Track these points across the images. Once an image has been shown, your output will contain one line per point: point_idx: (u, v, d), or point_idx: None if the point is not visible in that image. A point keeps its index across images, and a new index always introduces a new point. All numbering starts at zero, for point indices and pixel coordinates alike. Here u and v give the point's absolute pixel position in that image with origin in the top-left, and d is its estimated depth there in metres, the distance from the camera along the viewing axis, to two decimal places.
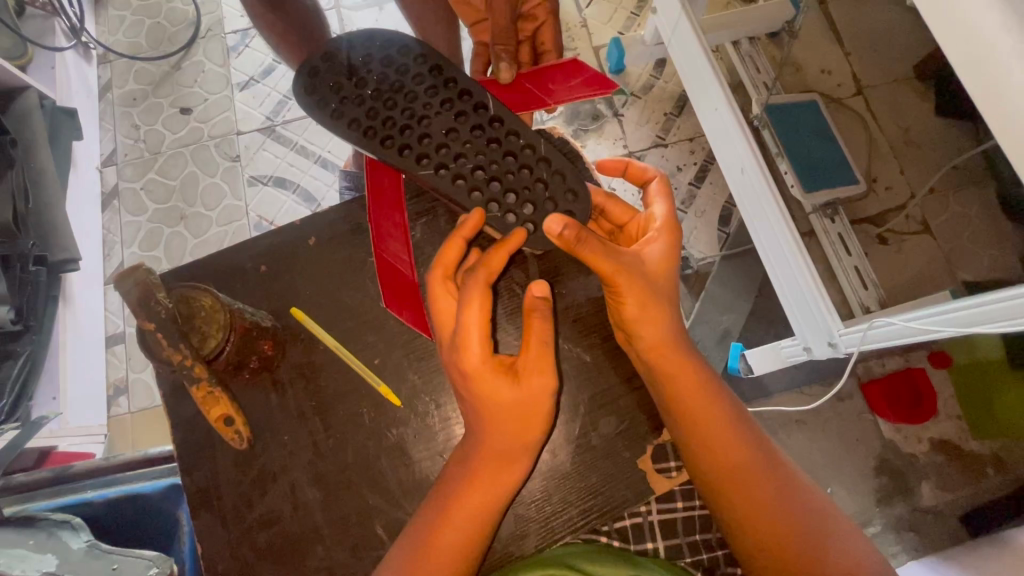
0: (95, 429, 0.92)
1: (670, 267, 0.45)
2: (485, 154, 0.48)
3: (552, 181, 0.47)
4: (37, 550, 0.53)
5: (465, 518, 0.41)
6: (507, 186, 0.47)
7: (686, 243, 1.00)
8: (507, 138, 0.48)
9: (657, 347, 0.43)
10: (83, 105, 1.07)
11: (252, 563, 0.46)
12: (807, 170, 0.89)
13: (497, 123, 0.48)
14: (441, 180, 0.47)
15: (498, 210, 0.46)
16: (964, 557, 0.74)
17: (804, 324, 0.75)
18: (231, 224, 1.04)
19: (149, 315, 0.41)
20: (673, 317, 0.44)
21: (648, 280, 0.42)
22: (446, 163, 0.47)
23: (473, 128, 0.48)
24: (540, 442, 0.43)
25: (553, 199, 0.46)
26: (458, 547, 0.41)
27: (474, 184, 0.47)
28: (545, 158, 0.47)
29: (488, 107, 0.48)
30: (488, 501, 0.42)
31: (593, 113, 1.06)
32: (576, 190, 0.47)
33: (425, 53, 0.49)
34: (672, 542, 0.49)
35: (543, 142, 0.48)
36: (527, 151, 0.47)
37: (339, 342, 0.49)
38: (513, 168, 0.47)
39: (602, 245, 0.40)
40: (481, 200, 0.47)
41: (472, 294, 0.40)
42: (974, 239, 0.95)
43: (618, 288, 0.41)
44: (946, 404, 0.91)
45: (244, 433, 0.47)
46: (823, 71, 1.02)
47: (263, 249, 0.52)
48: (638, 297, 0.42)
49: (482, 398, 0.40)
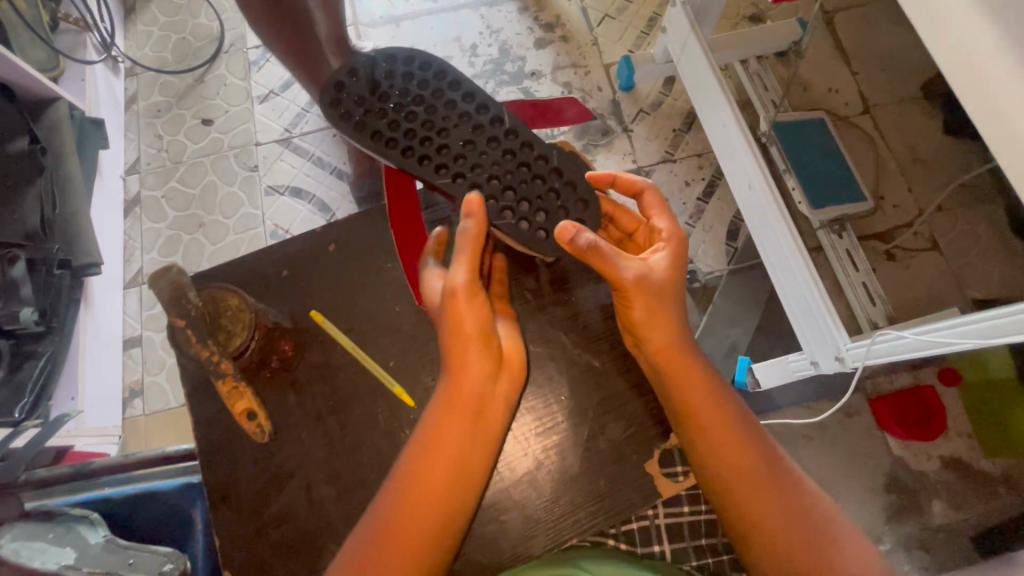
0: (110, 430, 0.95)
1: (679, 275, 0.46)
2: (501, 164, 0.49)
3: (564, 191, 0.49)
4: (56, 543, 0.55)
5: (457, 414, 0.42)
6: (520, 195, 0.49)
7: (693, 257, 1.01)
8: (522, 150, 0.49)
9: (666, 350, 0.44)
10: (110, 115, 1.11)
11: (266, 560, 0.47)
12: (814, 186, 0.90)
13: (512, 136, 0.50)
14: (458, 189, 0.49)
15: (511, 218, 0.48)
16: None
17: (811, 337, 0.76)
18: (248, 232, 1.07)
19: (179, 313, 0.43)
20: (681, 321, 0.45)
21: (658, 287, 0.44)
22: (462, 173, 0.49)
23: (490, 140, 0.49)
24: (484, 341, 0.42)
25: (565, 208, 0.48)
26: (447, 449, 0.41)
27: (490, 194, 0.49)
28: (558, 170, 0.49)
29: (505, 120, 0.50)
30: (468, 412, 0.42)
31: (603, 129, 1.08)
32: (587, 201, 0.48)
33: (444, 68, 0.50)
34: (679, 546, 0.49)
35: (557, 153, 0.50)
36: (540, 162, 0.49)
37: (356, 344, 0.51)
38: (526, 178, 0.49)
39: (610, 251, 0.43)
40: (494, 208, 0.48)
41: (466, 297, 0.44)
42: (983, 257, 0.96)
43: (627, 293, 0.43)
44: (957, 422, 0.91)
45: (265, 426, 0.48)
46: (830, 89, 1.04)
47: (286, 254, 0.53)
48: (647, 302, 0.44)
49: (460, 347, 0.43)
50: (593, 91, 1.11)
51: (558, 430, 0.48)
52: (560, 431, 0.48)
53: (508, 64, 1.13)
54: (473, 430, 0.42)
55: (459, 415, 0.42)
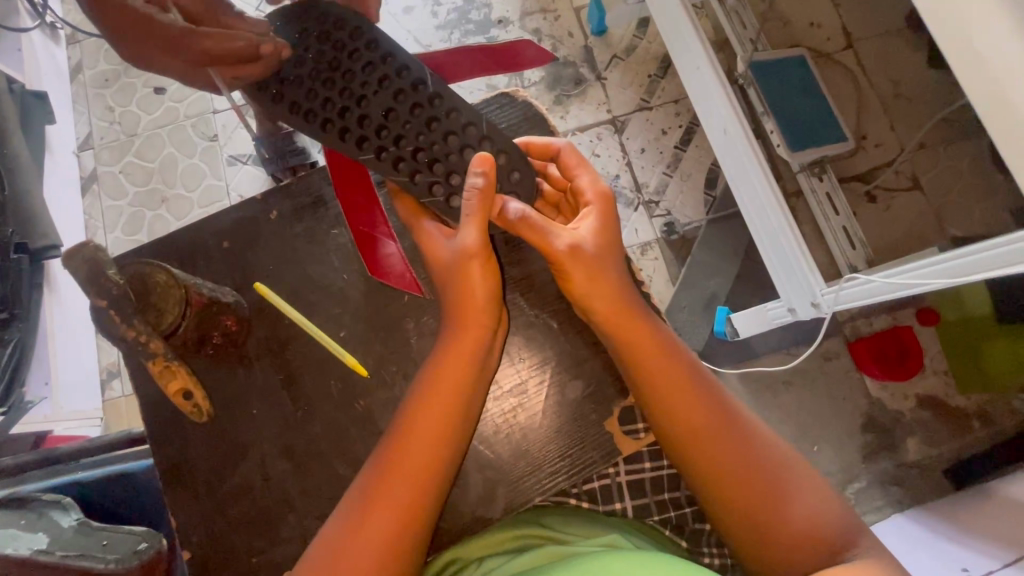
0: (89, 413, 0.94)
1: (610, 237, 0.43)
2: (425, 134, 0.46)
3: (498, 163, 0.46)
4: (28, 529, 0.54)
5: (450, 375, 0.41)
6: (450, 168, 0.46)
7: (671, 208, 0.99)
8: (447, 117, 0.47)
9: (614, 317, 0.42)
10: (54, 88, 1.05)
11: (226, 535, 0.46)
12: (794, 129, 0.87)
13: (436, 101, 0.47)
14: (383, 166, 0.46)
15: (440, 194, 0.45)
16: (971, 518, 0.75)
17: (787, 284, 0.76)
18: (212, 205, 1.03)
19: (101, 293, 0.40)
20: (621, 281, 0.43)
21: (593, 255, 0.41)
22: (385, 147, 0.46)
23: (412, 107, 0.46)
24: (491, 309, 0.42)
25: (497, 181, 0.45)
26: (437, 413, 0.41)
27: (417, 167, 0.46)
28: (487, 137, 0.46)
29: (427, 84, 0.47)
30: (460, 378, 0.41)
31: (575, 78, 1.04)
32: (522, 172, 0.46)
33: (360, 27, 0.47)
34: (641, 502, 0.48)
35: (484, 120, 0.47)
36: (469, 129, 0.46)
37: (303, 315, 0.49)
38: (454, 149, 0.46)
39: (540, 221, 0.41)
40: (424, 183, 0.46)
41: (473, 274, 0.41)
42: (963, 194, 0.94)
43: (563, 264, 0.41)
44: (934, 359, 0.92)
45: (202, 406, 0.47)
46: (811, 24, 0.99)
47: (225, 224, 0.51)
48: (586, 272, 0.41)
49: (465, 317, 0.42)
50: (563, 38, 1.05)
51: (566, 472, 0.46)
52: (567, 472, 0.46)
53: (473, 12, 1.06)
54: (463, 394, 0.41)
55: (457, 381, 0.41)
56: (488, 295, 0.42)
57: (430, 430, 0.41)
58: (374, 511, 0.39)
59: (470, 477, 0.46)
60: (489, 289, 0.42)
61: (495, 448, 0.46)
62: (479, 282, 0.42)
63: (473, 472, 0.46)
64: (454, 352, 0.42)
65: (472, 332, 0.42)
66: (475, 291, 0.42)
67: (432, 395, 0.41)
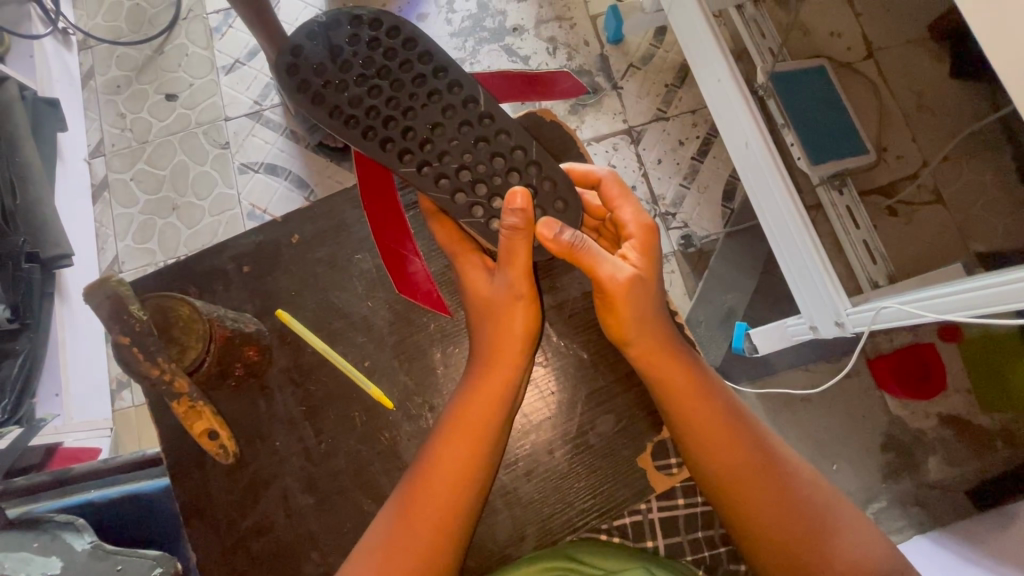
0: (99, 423, 0.93)
1: (654, 270, 0.42)
2: (471, 153, 0.44)
3: (542, 189, 0.44)
4: (41, 552, 0.51)
5: (481, 413, 0.41)
6: (493, 190, 0.44)
7: (688, 220, 0.97)
8: (497, 138, 0.44)
9: (650, 354, 0.41)
10: (66, 93, 1.04)
11: (245, 571, 0.47)
12: (813, 142, 0.84)
13: (487, 121, 0.44)
14: (424, 180, 0.44)
15: (481, 215, 0.44)
16: (988, 539, 0.74)
17: (811, 303, 0.74)
18: (223, 214, 1.02)
19: (123, 329, 0.39)
20: (662, 317, 0.42)
21: (639, 289, 0.40)
22: (428, 161, 0.44)
23: (461, 124, 0.44)
24: (526, 348, 0.42)
25: (541, 207, 0.44)
26: (467, 453, 0.40)
27: (459, 187, 0.44)
28: (536, 163, 0.44)
29: (479, 102, 0.44)
30: (489, 418, 0.41)
31: (591, 87, 1.02)
32: (567, 200, 0.44)
33: (414, 35, 0.43)
34: (673, 540, 0.48)
35: (535, 144, 0.45)
36: (518, 153, 0.44)
37: (325, 344, 0.49)
38: (500, 171, 0.44)
39: (589, 251, 0.39)
40: (465, 203, 0.44)
41: (513, 310, 0.41)
42: (987, 208, 0.92)
43: (608, 295, 0.40)
44: (955, 377, 0.90)
45: (229, 447, 0.46)
46: (832, 34, 0.97)
47: (243, 249, 0.52)
48: (630, 305, 0.40)
49: (501, 353, 0.42)
50: (579, 47, 1.04)
51: (592, 506, 0.46)
52: (592, 504, 0.46)
53: (487, 20, 1.05)
54: (493, 430, 0.41)
55: (488, 420, 0.41)
56: (525, 333, 0.42)
57: (459, 468, 0.40)
58: (400, 552, 0.38)
59: (497, 510, 0.46)
60: (526, 329, 0.42)
61: (523, 481, 0.46)
62: (518, 319, 0.41)
63: (500, 506, 0.46)
64: (484, 390, 0.41)
65: (505, 370, 0.42)
66: (512, 329, 0.41)
67: (460, 433, 0.40)
